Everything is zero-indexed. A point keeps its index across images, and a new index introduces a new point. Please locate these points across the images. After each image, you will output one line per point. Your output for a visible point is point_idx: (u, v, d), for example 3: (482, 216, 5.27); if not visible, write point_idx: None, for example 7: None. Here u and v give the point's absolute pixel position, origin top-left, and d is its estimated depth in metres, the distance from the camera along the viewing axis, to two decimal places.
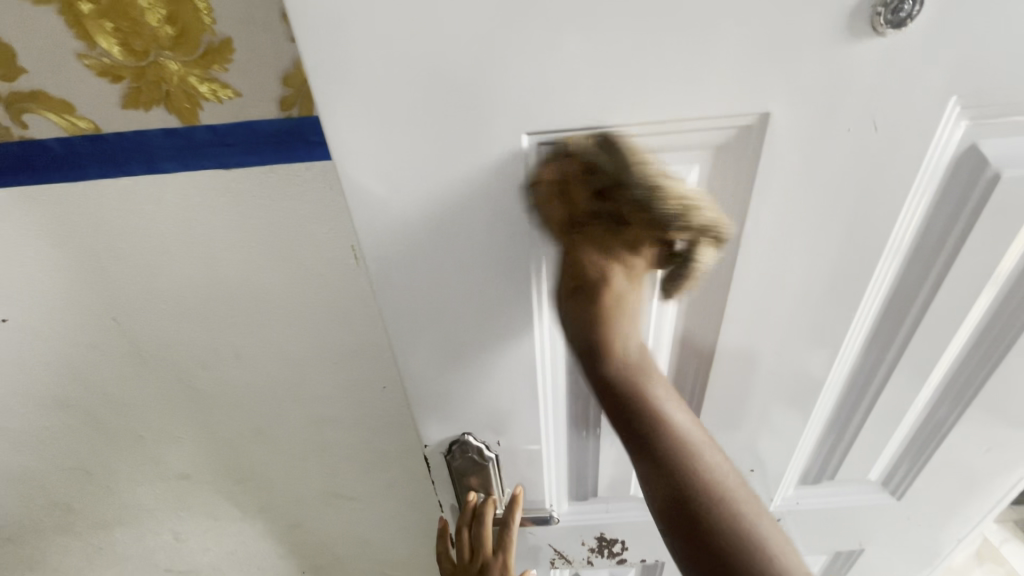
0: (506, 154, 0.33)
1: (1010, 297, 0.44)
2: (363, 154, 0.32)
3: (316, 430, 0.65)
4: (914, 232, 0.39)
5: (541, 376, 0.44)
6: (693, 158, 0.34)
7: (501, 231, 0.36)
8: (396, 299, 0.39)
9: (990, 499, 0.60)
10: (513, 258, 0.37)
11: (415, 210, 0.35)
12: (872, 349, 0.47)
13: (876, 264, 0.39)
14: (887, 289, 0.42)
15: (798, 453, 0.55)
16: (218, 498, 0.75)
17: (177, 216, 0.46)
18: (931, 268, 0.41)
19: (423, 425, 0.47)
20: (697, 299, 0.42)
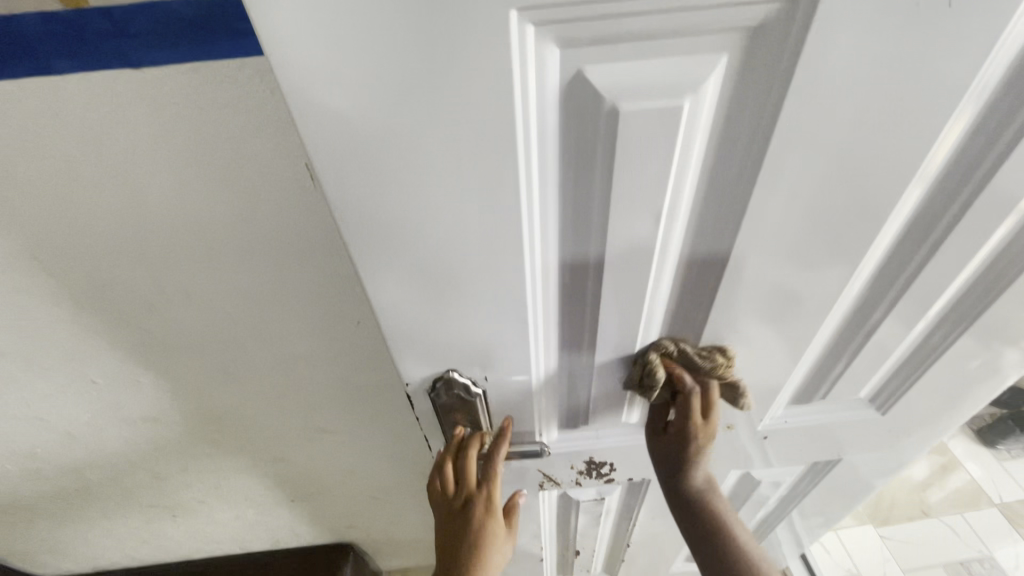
0: (488, 43, 0.25)
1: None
2: (301, 40, 0.25)
3: (289, 368, 0.61)
4: (960, 138, 0.34)
5: (531, 311, 0.39)
6: (723, 46, 0.27)
7: (482, 147, 0.29)
8: (360, 228, 0.33)
9: (967, 409, 0.62)
10: (497, 182, 0.30)
11: (374, 117, 0.27)
12: (886, 270, 0.44)
13: (915, 176, 0.34)
14: (916, 203, 0.38)
15: (792, 376, 0.54)
16: (193, 437, 0.72)
17: (86, 131, 0.38)
18: (969, 180, 0.37)
19: (403, 364, 0.43)
20: (707, 226, 0.36)
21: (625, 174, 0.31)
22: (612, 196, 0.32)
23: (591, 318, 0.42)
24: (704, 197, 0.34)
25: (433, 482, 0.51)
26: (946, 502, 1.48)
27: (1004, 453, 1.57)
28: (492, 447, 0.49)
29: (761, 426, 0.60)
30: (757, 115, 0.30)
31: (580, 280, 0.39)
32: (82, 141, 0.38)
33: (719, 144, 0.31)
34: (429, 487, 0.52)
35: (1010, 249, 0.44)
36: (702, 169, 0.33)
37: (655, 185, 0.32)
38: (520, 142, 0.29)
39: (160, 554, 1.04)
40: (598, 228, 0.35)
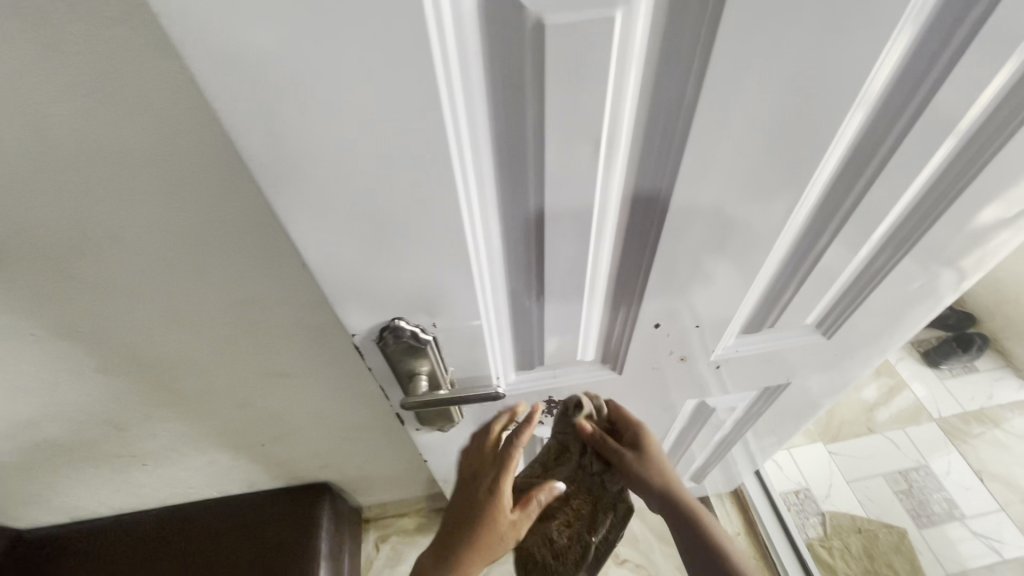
0: None
1: (981, 127, 0.41)
2: None
3: (241, 312, 0.59)
4: (904, 54, 0.33)
5: (475, 256, 0.38)
6: None
7: (395, 80, 0.26)
8: (276, 171, 0.30)
9: (903, 331, 0.65)
10: (418, 120, 0.28)
11: (268, 49, 0.24)
12: (831, 197, 0.44)
13: (860, 95, 0.34)
14: (861, 125, 0.38)
15: (742, 306, 0.55)
16: (151, 387, 0.71)
17: None
18: (915, 94, 0.37)
19: (347, 313, 0.42)
20: (648, 153, 0.35)
21: (557, 98, 0.29)
22: (546, 124, 0.30)
23: (537, 259, 0.41)
24: (643, 123, 0.33)
25: (478, 444, 0.59)
26: (891, 419, 1.59)
27: (946, 372, 1.68)
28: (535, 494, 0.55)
29: (714, 357, 0.62)
30: (695, 28, 0.28)
31: (522, 222, 0.38)
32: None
33: (658, 64, 0.30)
34: (471, 445, 0.59)
35: (953, 169, 0.45)
36: (641, 93, 0.31)
37: (591, 111, 0.30)
38: (438, 68, 0.26)
39: (136, 503, 1.05)
40: (535, 164, 0.33)
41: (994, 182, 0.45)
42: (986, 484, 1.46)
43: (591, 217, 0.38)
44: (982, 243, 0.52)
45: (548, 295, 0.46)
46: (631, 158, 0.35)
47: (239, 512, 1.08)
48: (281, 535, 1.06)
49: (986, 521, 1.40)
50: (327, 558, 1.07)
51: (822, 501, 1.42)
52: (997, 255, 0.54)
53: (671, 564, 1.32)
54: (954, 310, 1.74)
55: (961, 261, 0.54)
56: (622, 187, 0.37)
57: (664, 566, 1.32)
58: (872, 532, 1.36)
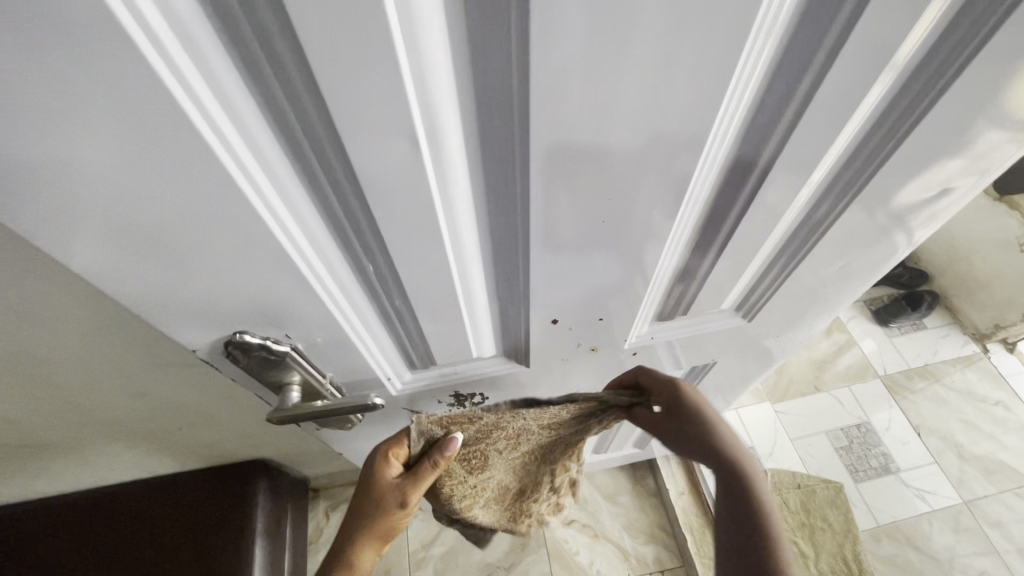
0: None
1: (896, 97, 0.36)
2: None
3: (101, 305, 0.53)
4: (785, 29, 0.29)
5: (303, 263, 0.33)
6: None
7: (119, 82, 0.21)
8: (9, 180, 0.25)
9: (826, 307, 0.64)
10: (169, 124, 0.23)
11: None
12: (732, 177, 0.41)
13: (738, 74, 0.30)
14: (750, 104, 0.34)
15: (652, 293, 0.52)
16: (26, 384, 0.65)
17: None
18: (811, 62, 0.32)
19: (178, 327, 0.37)
20: (492, 144, 0.30)
21: (336, 83, 0.23)
22: (335, 114, 0.25)
23: (389, 263, 0.36)
24: (473, 111, 0.27)
25: (377, 449, 0.61)
26: (838, 377, 1.62)
27: (894, 329, 1.71)
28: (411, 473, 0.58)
29: (630, 344, 0.59)
30: (505, 15, 0.23)
31: (361, 228, 0.33)
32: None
33: (472, 50, 0.24)
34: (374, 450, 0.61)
35: (867, 144, 0.40)
36: (457, 74, 0.25)
37: (389, 98, 0.24)
38: (144, 42, 0.20)
39: (57, 488, 1.01)
40: (348, 173, 0.28)
41: (909, 160, 0.41)
42: (922, 439, 1.51)
43: (443, 229, 0.33)
44: (912, 215, 0.48)
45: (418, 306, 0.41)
46: (477, 159, 0.30)
47: (172, 491, 1.06)
48: (214, 514, 1.04)
49: (919, 473, 1.46)
50: (264, 534, 1.06)
51: (766, 458, 1.45)
52: (931, 223, 0.51)
53: (616, 524, 1.35)
54: (907, 269, 1.74)
55: (889, 234, 0.51)
56: (474, 189, 0.33)
57: (611, 525, 1.35)
58: (811, 487, 1.41)
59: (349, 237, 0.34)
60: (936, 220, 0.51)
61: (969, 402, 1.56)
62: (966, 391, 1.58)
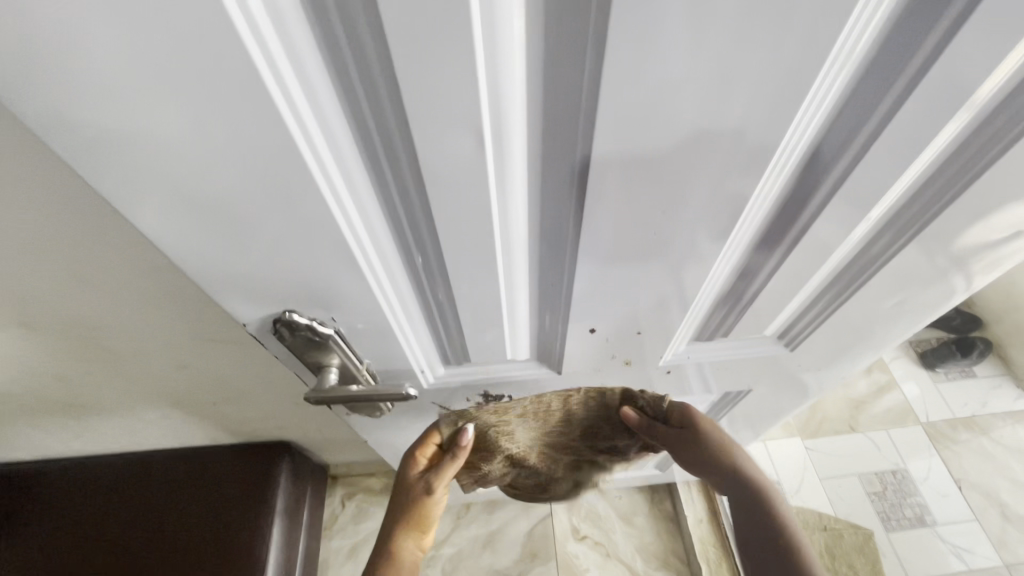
0: None
1: (975, 132, 0.34)
2: None
3: (156, 277, 0.56)
4: (861, 56, 0.29)
5: (359, 251, 0.34)
6: None
7: (211, 74, 0.22)
8: (103, 154, 0.27)
9: (875, 343, 0.61)
10: (252, 115, 0.24)
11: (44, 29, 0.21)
12: (790, 201, 0.40)
13: (807, 98, 0.29)
14: (816, 130, 0.33)
15: (693, 311, 0.50)
16: (81, 346, 0.68)
17: None
18: (889, 88, 0.31)
19: (233, 301, 0.39)
20: (553, 145, 0.30)
21: (412, 75, 0.23)
22: (408, 114, 0.25)
23: (438, 257, 0.37)
24: (540, 108, 0.28)
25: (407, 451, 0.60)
26: (875, 418, 1.55)
27: (940, 374, 1.63)
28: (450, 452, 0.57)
29: (665, 361, 0.58)
30: (580, 29, 0.23)
31: (415, 221, 0.34)
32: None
33: (544, 62, 0.25)
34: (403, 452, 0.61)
35: (939, 180, 0.38)
36: (529, 71, 0.25)
37: (460, 99, 0.24)
38: (241, 24, 0.21)
39: (96, 449, 1.06)
40: (409, 165, 0.29)
41: (985, 199, 0.38)
42: (964, 493, 1.43)
43: (496, 231, 0.34)
44: (977, 258, 0.46)
45: (460, 303, 0.42)
46: (535, 162, 0.31)
47: (200, 463, 1.09)
48: (238, 490, 1.07)
49: (956, 528, 1.38)
50: (282, 514, 1.08)
51: (791, 495, 1.40)
52: (997, 267, 0.48)
53: (629, 545, 1.32)
54: (960, 312, 1.64)
55: (950, 276, 0.48)
56: (530, 190, 0.33)
57: (623, 544, 1.33)
58: (837, 530, 1.35)
59: (404, 230, 0.35)
60: (1001, 266, 0.48)
61: (1018, 459, 1.47)
62: (1016, 447, 1.48)
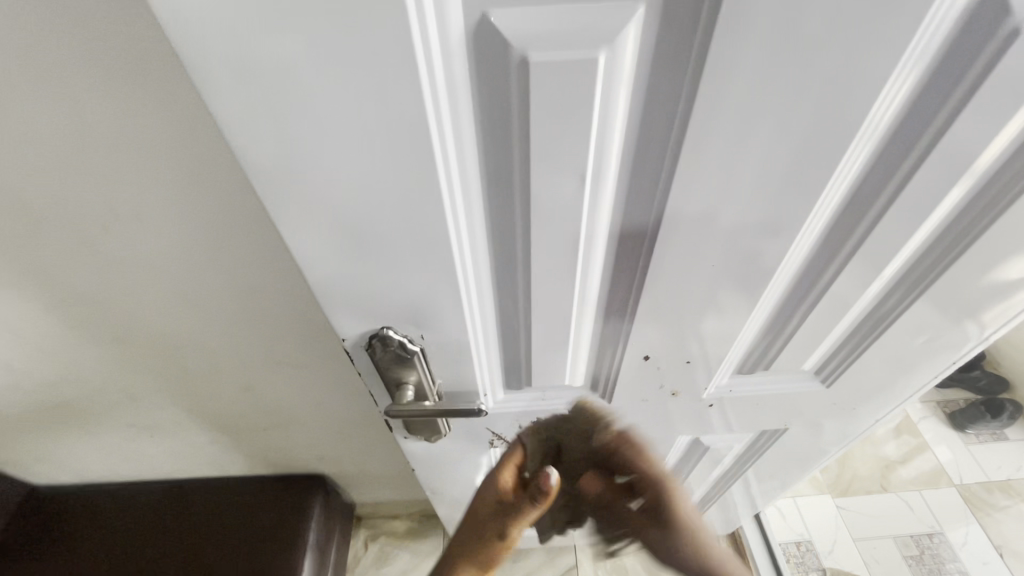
0: (390, 29, 0.25)
1: (987, 189, 0.39)
2: (198, 19, 0.25)
3: (246, 297, 0.63)
4: (884, 132, 0.33)
5: (461, 271, 0.39)
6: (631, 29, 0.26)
7: (380, 126, 0.29)
8: (280, 188, 0.33)
9: (908, 387, 0.64)
10: (409, 159, 0.30)
11: (276, 94, 0.28)
12: (821, 253, 0.44)
13: (838, 161, 0.34)
14: (846, 190, 0.37)
15: (733, 350, 0.54)
16: (160, 362, 0.75)
17: (49, 67, 0.40)
18: (910, 151, 0.35)
19: (340, 318, 0.44)
20: (637, 186, 0.35)
21: (544, 127, 0.29)
22: (528, 160, 0.32)
23: (524, 282, 0.42)
24: (632, 154, 0.33)
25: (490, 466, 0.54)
26: (907, 480, 1.52)
27: (971, 437, 1.60)
28: (530, 498, 0.51)
29: (706, 396, 0.61)
30: (673, 96, 0.30)
31: (507, 247, 0.40)
32: (12, 35, 0.39)
33: (639, 121, 0.31)
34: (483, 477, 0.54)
35: (955, 230, 0.43)
36: (627, 131, 0.31)
37: (575, 148, 0.31)
38: (426, 85, 0.27)
39: (141, 472, 1.10)
40: (514, 201, 0.35)
41: (1004, 245, 0.43)
42: (1005, 562, 1.37)
43: (575, 260, 0.39)
44: (990, 304, 0.50)
45: (534, 324, 0.47)
46: (612, 206, 0.36)
47: (237, 492, 1.12)
48: (271, 522, 1.09)
49: None
50: (314, 549, 1.09)
51: (824, 556, 1.37)
52: (1009, 314, 0.52)
53: None
54: (986, 373, 1.65)
55: (965, 322, 0.52)
56: (606, 228, 0.38)
57: None
58: None
59: (499, 256, 0.41)
60: (1008, 317, 0.52)
61: None
62: None
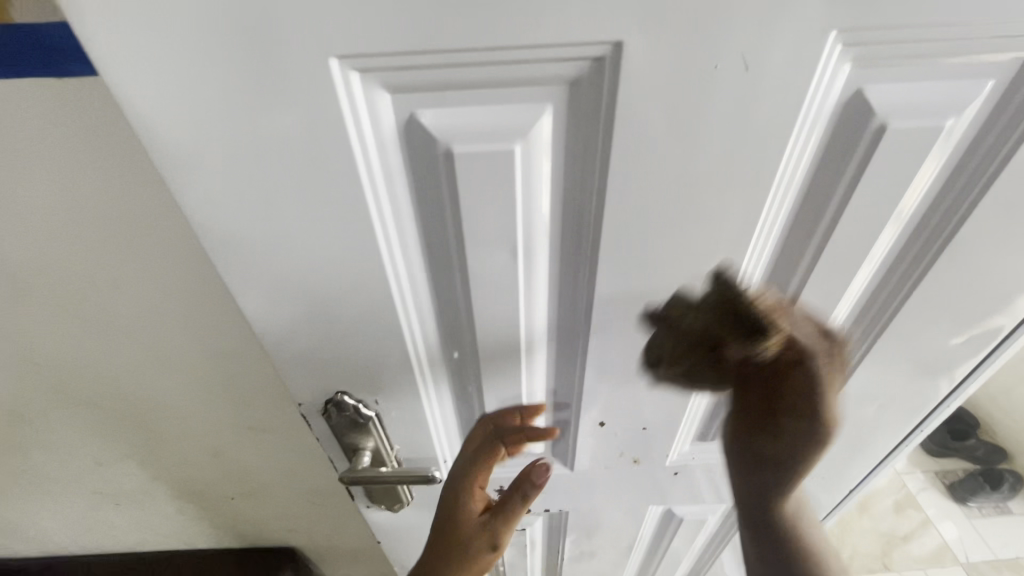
0: (328, 122, 0.28)
1: (895, 268, 0.42)
2: (157, 117, 0.28)
3: (216, 362, 0.64)
4: (789, 213, 0.36)
5: (409, 337, 0.41)
6: (536, 122, 0.29)
7: (322, 204, 0.32)
8: (231, 262, 0.35)
9: (875, 461, 0.63)
10: (350, 233, 0.33)
11: (228, 180, 0.31)
12: None
13: (747, 243, 0.36)
14: (764, 271, 0.39)
15: (688, 416, 0.54)
16: (129, 426, 0.75)
17: (43, 152, 0.45)
18: (811, 239, 0.38)
19: (296, 383, 0.45)
20: (566, 260, 0.37)
21: (470, 207, 0.32)
22: (461, 236, 0.34)
23: (472, 349, 0.44)
24: (555, 232, 0.35)
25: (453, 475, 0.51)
26: (911, 559, 1.44)
27: (975, 511, 1.53)
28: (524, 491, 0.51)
29: (670, 462, 0.60)
30: (585, 182, 0.32)
31: (451, 316, 0.41)
32: (14, 125, 0.43)
33: (560, 203, 0.34)
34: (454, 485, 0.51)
35: (874, 305, 0.45)
36: (550, 211, 0.34)
37: (501, 225, 0.33)
38: (362, 166, 0.30)
39: (103, 543, 1.05)
40: (453, 272, 0.38)
41: (933, 316, 0.45)
42: None
43: (515, 326, 0.41)
44: (939, 375, 0.51)
45: (485, 389, 0.48)
46: (546, 278, 0.38)
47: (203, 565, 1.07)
48: None
49: None
50: None
51: None
52: (957, 389, 0.52)
53: None
54: (981, 441, 1.61)
55: (919, 392, 0.53)
56: (543, 298, 0.40)
57: None
58: None
59: (444, 324, 0.42)
60: (963, 389, 0.53)
61: None
62: None
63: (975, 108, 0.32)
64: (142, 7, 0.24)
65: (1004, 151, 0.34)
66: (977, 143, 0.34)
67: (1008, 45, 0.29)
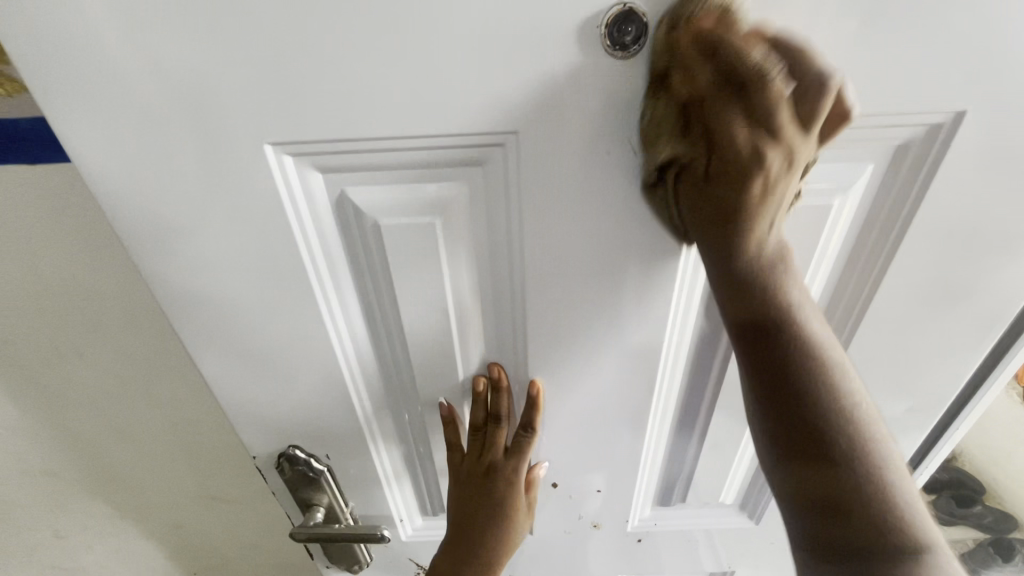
0: (265, 193, 0.32)
1: None
2: (116, 190, 0.31)
3: (176, 427, 0.64)
4: None
5: (354, 393, 0.42)
6: (453, 191, 0.33)
7: (263, 264, 0.34)
8: (181, 320, 0.37)
9: None
10: (290, 292, 0.36)
11: (177, 245, 0.34)
12: (691, 387, 0.47)
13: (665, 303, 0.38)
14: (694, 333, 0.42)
15: (643, 479, 0.54)
16: (90, 494, 0.73)
17: (19, 229, 0.48)
18: None
19: (248, 440, 0.46)
20: (499, 316, 0.39)
21: (400, 264, 0.35)
22: (395, 291, 0.37)
23: (419, 402, 0.45)
24: (483, 289, 0.38)
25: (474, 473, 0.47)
26: None
27: None
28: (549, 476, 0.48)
29: (632, 526, 0.59)
30: (505, 243, 0.35)
31: (395, 370, 0.43)
32: None
33: (486, 263, 0.36)
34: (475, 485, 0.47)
35: None
36: (477, 270, 0.37)
37: (432, 280, 0.36)
38: (297, 232, 0.33)
39: None
40: (393, 328, 0.40)
41: (874, 382, 0.44)
42: None
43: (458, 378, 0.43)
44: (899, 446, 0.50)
45: (434, 443, 0.49)
46: (483, 331, 0.40)
47: None
48: None
49: None
50: None
51: None
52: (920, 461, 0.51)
53: None
54: None
55: None
56: (482, 352, 0.42)
57: None
58: None
59: (389, 381, 0.43)
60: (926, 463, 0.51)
61: None
62: None
63: (862, 185, 0.36)
64: (107, 102, 0.29)
65: (902, 221, 0.37)
66: (876, 212, 0.37)
67: (875, 131, 0.33)
